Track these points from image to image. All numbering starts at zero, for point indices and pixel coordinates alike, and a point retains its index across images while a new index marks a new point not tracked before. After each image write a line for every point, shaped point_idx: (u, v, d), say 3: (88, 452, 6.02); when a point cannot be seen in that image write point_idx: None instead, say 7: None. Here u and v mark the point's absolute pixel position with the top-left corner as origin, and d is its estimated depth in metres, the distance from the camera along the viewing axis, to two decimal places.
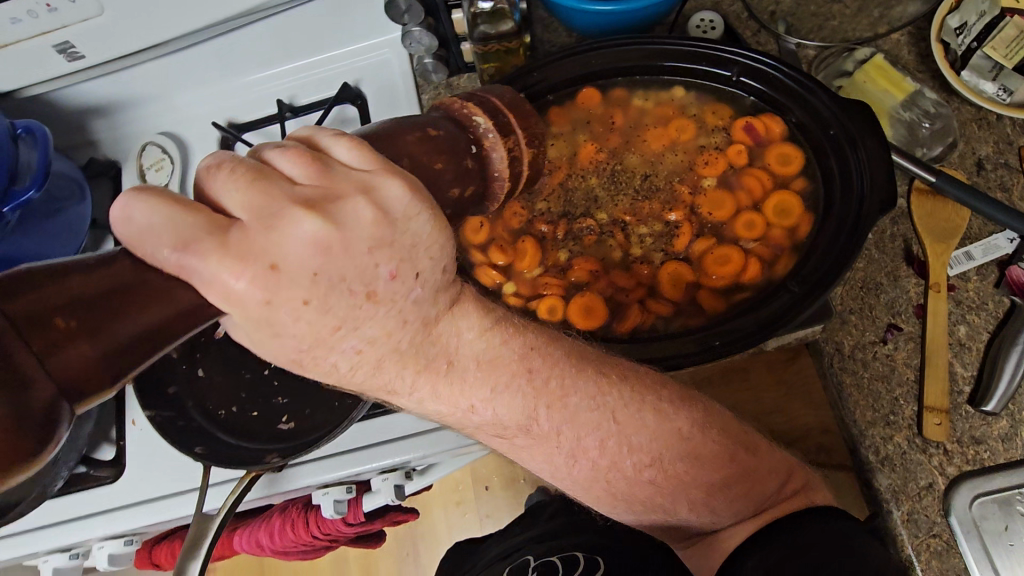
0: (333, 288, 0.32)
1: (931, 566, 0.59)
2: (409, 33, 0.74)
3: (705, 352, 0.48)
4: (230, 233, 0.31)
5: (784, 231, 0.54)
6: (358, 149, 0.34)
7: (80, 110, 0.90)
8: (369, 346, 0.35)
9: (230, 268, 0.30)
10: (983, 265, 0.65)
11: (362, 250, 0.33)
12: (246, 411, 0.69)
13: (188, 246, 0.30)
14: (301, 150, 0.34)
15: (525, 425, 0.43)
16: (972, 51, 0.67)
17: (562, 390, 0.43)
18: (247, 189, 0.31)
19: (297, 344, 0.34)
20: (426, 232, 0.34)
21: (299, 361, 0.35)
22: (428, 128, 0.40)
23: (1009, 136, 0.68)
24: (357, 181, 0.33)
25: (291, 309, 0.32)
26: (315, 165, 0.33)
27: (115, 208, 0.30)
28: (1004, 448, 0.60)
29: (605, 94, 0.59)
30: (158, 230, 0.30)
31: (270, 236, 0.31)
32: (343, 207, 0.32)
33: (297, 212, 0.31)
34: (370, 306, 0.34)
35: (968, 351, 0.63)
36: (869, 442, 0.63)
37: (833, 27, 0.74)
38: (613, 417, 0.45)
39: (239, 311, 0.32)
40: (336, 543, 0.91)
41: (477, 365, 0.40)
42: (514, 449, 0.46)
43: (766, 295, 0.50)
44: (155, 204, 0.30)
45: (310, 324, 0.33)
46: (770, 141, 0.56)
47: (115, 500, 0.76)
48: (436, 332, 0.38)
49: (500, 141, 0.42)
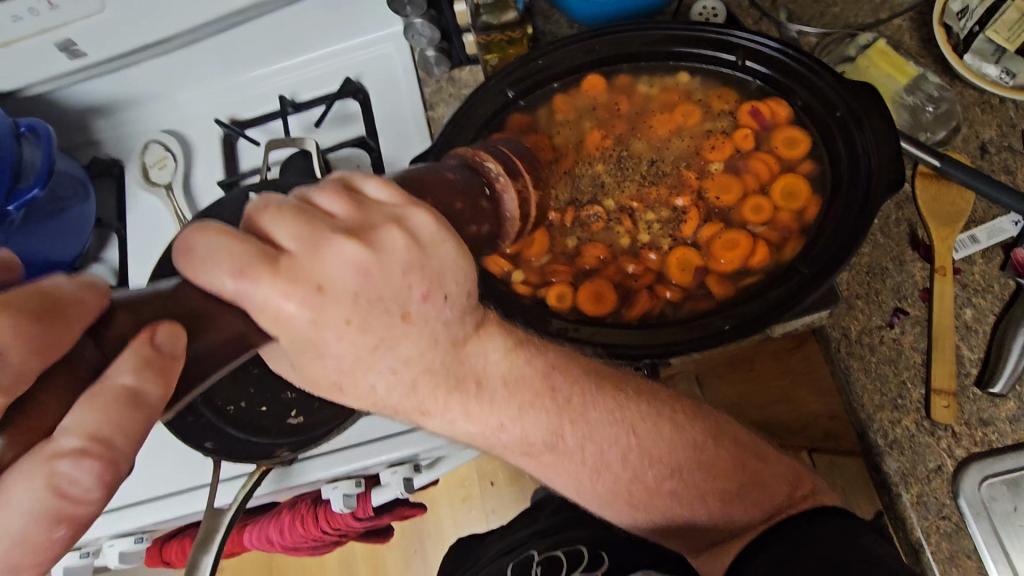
0: (372, 307, 0.34)
1: (940, 548, 0.59)
2: (411, 24, 0.74)
3: (714, 335, 0.48)
4: (280, 259, 0.32)
5: (792, 215, 0.54)
6: (390, 186, 0.36)
7: (82, 108, 0.90)
8: (404, 366, 0.37)
9: (281, 291, 0.31)
10: (988, 249, 0.65)
11: (396, 274, 0.34)
12: (255, 407, 0.68)
13: (244, 271, 0.31)
14: (338, 188, 0.35)
15: (534, 410, 0.43)
16: (974, 34, 0.68)
17: (583, 407, 0.44)
18: (292, 221, 0.33)
19: (338, 364, 0.35)
20: (453, 257, 0.36)
21: (340, 381, 0.37)
22: (448, 174, 0.42)
23: (1013, 118, 0.68)
24: (390, 214, 0.35)
25: (335, 329, 0.33)
26: (354, 201, 0.35)
27: (177, 242, 0.31)
28: (1012, 429, 0.60)
29: (610, 81, 0.59)
30: (214, 257, 0.31)
31: (316, 260, 0.32)
32: (378, 236, 0.34)
33: (339, 240, 0.33)
34: (405, 325, 0.35)
35: (974, 334, 0.63)
36: (878, 427, 0.62)
37: (834, 13, 0.74)
38: (632, 429, 0.46)
39: (288, 334, 0.33)
40: (346, 538, 0.91)
41: (504, 385, 0.42)
42: (539, 468, 0.46)
43: (775, 277, 0.50)
44: (213, 232, 0.31)
45: (351, 343, 0.34)
46: (776, 125, 0.56)
47: (126, 497, 0.76)
48: (465, 354, 0.40)
49: (509, 184, 0.45)
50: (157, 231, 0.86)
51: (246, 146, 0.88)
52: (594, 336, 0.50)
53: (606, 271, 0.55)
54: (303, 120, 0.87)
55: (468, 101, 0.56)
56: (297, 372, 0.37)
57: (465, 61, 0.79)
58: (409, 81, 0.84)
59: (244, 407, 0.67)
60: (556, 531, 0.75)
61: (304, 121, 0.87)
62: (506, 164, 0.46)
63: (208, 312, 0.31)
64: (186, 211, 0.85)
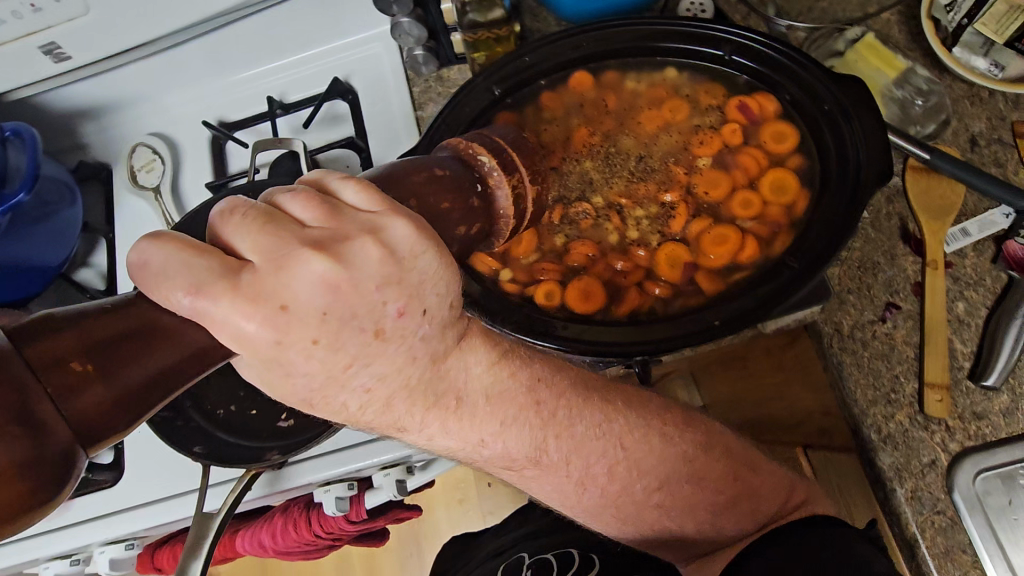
0: (342, 325, 0.32)
1: (936, 543, 0.59)
2: (398, 24, 0.74)
3: (705, 332, 0.48)
4: (242, 276, 0.30)
5: (781, 209, 0.53)
6: (366, 192, 0.34)
7: (69, 112, 0.89)
8: (378, 384, 0.35)
9: (241, 310, 0.30)
10: (980, 241, 0.65)
11: (369, 289, 0.32)
12: (245, 410, 0.69)
13: (201, 290, 0.29)
14: (311, 194, 0.33)
15: (518, 425, 0.42)
16: (963, 27, 0.68)
17: (569, 420, 0.45)
18: (258, 232, 0.31)
19: (308, 382, 0.33)
20: (433, 269, 0.34)
21: (311, 400, 0.35)
22: (435, 170, 0.41)
23: (1002, 111, 0.68)
24: (364, 224, 0.33)
25: (301, 349, 0.32)
26: (326, 207, 0.33)
27: (132, 256, 0.30)
28: (1006, 422, 0.60)
29: (597, 77, 0.59)
30: (171, 276, 0.29)
31: (281, 278, 0.30)
32: (350, 248, 0.32)
33: (306, 254, 0.31)
34: (379, 343, 0.33)
35: (967, 327, 0.63)
36: (871, 421, 0.62)
37: (823, 8, 0.74)
38: (620, 443, 0.47)
39: (251, 354, 0.31)
40: (340, 542, 0.91)
41: (487, 401, 0.40)
42: (523, 480, 0.47)
43: (766, 272, 0.50)
44: (171, 250, 0.30)
45: (320, 362, 0.32)
46: (765, 120, 0.55)
47: (115, 504, 0.75)
48: (445, 368, 0.37)
49: (504, 179, 0.44)
50: (145, 235, 0.86)
51: (235, 148, 0.87)
52: (584, 333, 0.49)
53: (595, 269, 0.55)
54: (292, 122, 0.86)
55: (454, 99, 0.55)
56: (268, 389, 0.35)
57: (453, 60, 0.79)
58: (397, 83, 0.83)
59: (233, 411, 0.69)
60: (549, 532, 0.75)
61: (293, 123, 0.86)
62: (500, 156, 0.45)
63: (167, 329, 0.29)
64: (174, 214, 0.85)
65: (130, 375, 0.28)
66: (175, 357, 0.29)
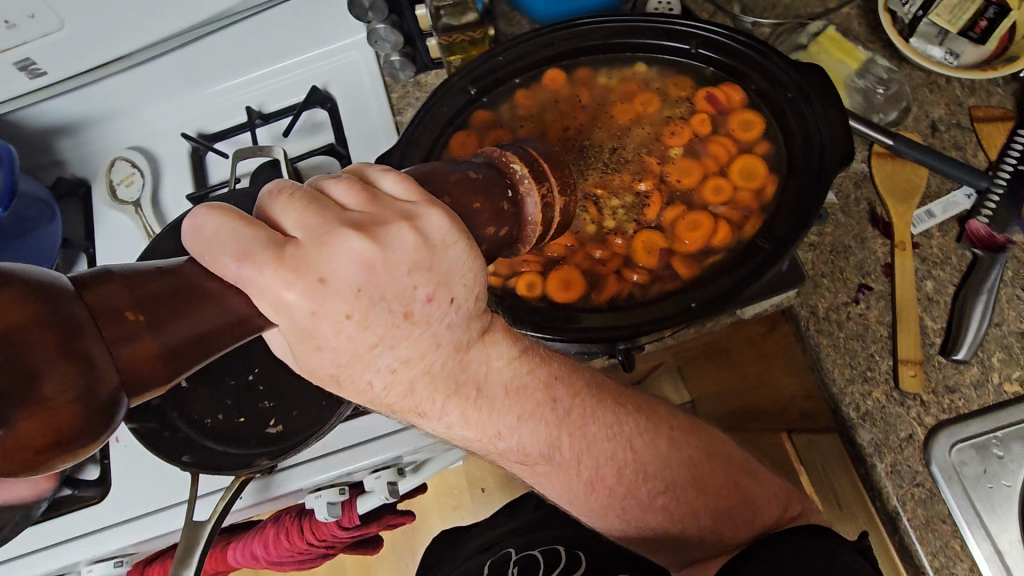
0: (374, 304, 0.33)
1: (916, 514, 0.60)
2: (374, 30, 0.75)
3: (684, 313, 0.49)
4: (286, 249, 0.32)
5: (751, 194, 0.55)
6: (405, 182, 0.35)
7: (45, 130, 0.89)
8: (402, 366, 0.36)
9: (283, 280, 0.31)
10: (944, 222, 0.67)
11: (402, 271, 0.34)
12: (232, 418, 0.69)
13: (247, 257, 0.30)
14: (354, 181, 0.35)
15: (535, 420, 0.44)
16: (918, 19, 0.71)
17: (581, 419, 0.46)
18: (304, 211, 0.33)
19: (335, 359, 0.35)
20: (461, 260, 0.36)
21: (336, 377, 0.36)
22: (468, 171, 0.41)
23: (959, 97, 0.71)
24: (400, 210, 0.34)
25: (333, 323, 0.33)
26: (367, 191, 0.35)
27: (186, 223, 0.32)
28: (977, 395, 0.62)
29: (570, 74, 0.60)
30: (222, 242, 0.31)
31: (322, 253, 0.32)
32: (387, 231, 0.33)
33: (346, 232, 0.32)
34: (406, 325, 0.35)
35: (936, 304, 0.65)
36: (849, 400, 0.64)
37: (786, 5, 0.77)
38: (628, 444, 0.49)
39: (287, 323, 0.32)
40: (333, 550, 0.90)
41: (505, 394, 0.42)
42: (533, 477, 0.48)
43: (740, 255, 0.52)
44: (223, 218, 0.31)
45: (350, 338, 0.34)
46: (732, 109, 0.57)
47: (102, 521, 0.74)
48: (468, 360, 0.40)
49: (534, 187, 0.43)
50: (126, 248, 0.85)
51: (215, 159, 0.88)
52: (567, 320, 0.51)
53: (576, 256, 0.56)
54: (271, 131, 0.87)
55: (430, 100, 0.56)
56: (297, 364, 0.36)
57: (431, 65, 0.81)
58: (376, 89, 0.84)
59: (223, 419, 0.69)
60: (541, 526, 0.76)
61: (273, 131, 0.87)
62: (532, 165, 0.44)
63: (206, 291, 0.29)
64: (156, 226, 0.84)
65: (176, 329, 0.27)
66: (221, 319, 0.30)
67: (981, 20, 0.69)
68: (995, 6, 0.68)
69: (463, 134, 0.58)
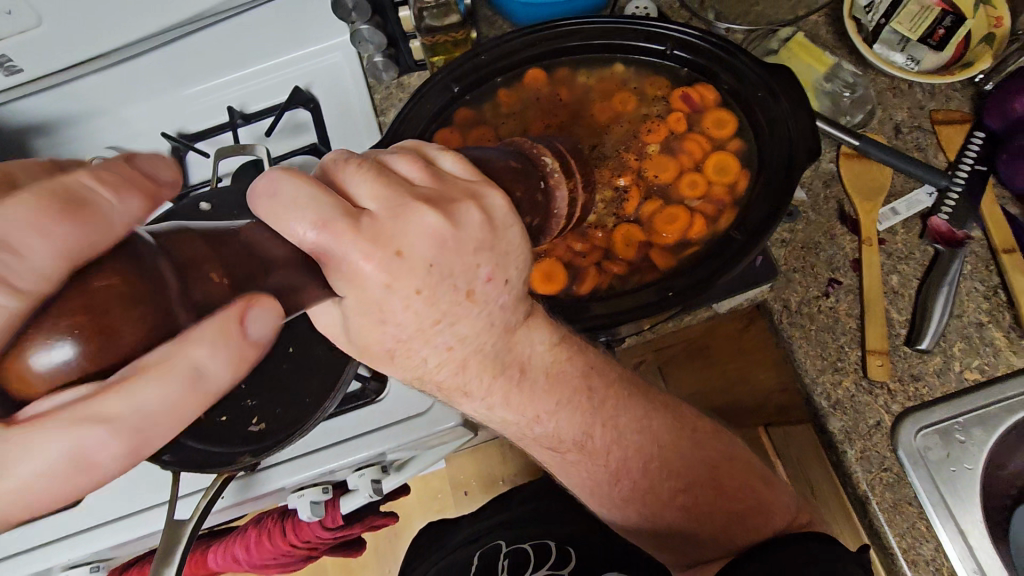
0: (442, 279, 0.37)
1: (885, 499, 0.62)
2: (358, 31, 0.76)
3: (662, 301, 0.51)
4: (363, 220, 0.34)
5: (725, 188, 0.58)
6: (464, 164, 0.39)
7: (21, 128, 0.88)
8: (459, 343, 0.40)
9: (364, 250, 0.34)
10: (908, 220, 0.70)
11: (468, 249, 0.37)
12: (212, 417, 0.65)
13: (328, 225, 0.32)
14: (415, 157, 0.38)
15: (569, 410, 0.47)
16: (881, 27, 0.75)
17: (613, 410, 0.49)
18: (376, 182, 0.35)
19: (399, 329, 0.38)
20: (516, 242, 0.39)
21: (397, 348, 0.39)
22: (511, 159, 0.43)
23: (921, 101, 0.74)
24: (465, 190, 0.38)
25: (405, 296, 0.36)
26: (429, 170, 0.38)
27: (261, 180, 0.32)
28: (940, 382, 0.65)
29: (551, 74, 0.62)
30: (302, 205, 0.32)
31: (400, 225, 0.35)
32: (458, 209, 0.37)
33: (419, 207, 0.35)
34: (468, 303, 0.39)
35: (901, 297, 0.68)
36: (821, 389, 0.66)
37: (758, 12, 0.80)
38: (656, 441, 0.50)
39: (354, 292, 0.36)
40: (316, 552, 0.90)
41: (546, 378, 0.46)
42: (561, 463, 0.51)
43: (714, 246, 0.54)
44: (301, 182, 0.33)
45: (417, 311, 0.37)
46: (706, 109, 0.59)
47: (76, 525, 0.72)
48: (516, 340, 0.43)
49: (564, 181, 0.44)
50: None
51: (196, 159, 0.87)
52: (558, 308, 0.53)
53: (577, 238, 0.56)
54: (253, 131, 0.87)
55: (413, 98, 0.57)
56: (355, 330, 0.39)
57: (413, 67, 0.82)
58: (359, 90, 0.85)
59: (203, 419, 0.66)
60: (526, 522, 0.76)
61: (255, 132, 0.87)
62: (564, 162, 0.45)
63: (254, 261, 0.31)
64: None
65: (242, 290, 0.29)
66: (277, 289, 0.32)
67: (938, 28, 0.73)
68: (951, 15, 0.73)
69: (446, 132, 0.60)
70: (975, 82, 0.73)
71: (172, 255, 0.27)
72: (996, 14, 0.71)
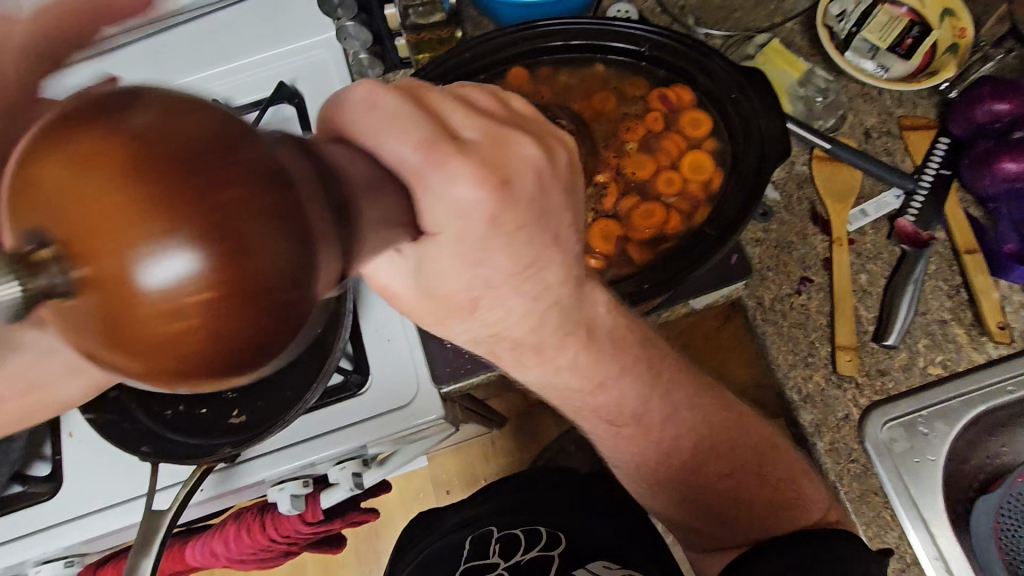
0: (537, 213, 0.40)
1: (852, 489, 0.65)
2: (345, 28, 0.77)
3: (637, 294, 0.54)
4: (463, 143, 0.37)
5: (700, 185, 0.60)
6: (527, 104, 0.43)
7: None
8: (542, 293, 0.45)
9: (469, 174, 0.35)
10: (877, 221, 0.73)
11: (552, 188, 0.41)
12: (195, 409, 0.68)
13: (432, 146, 0.34)
14: (485, 90, 0.41)
15: (629, 376, 0.53)
16: (853, 35, 0.78)
17: (667, 383, 0.55)
18: (466, 113, 0.38)
19: (494, 271, 0.41)
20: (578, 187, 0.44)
21: (482, 298, 0.43)
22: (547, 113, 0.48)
23: (890, 107, 0.77)
24: (535, 129, 0.42)
25: (506, 231, 0.39)
26: (499, 102, 0.41)
27: (359, 93, 0.34)
28: (905, 376, 0.67)
29: (533, 73, 0.64)
30: (408, 126, 0.34)
31: (500, 153, 0.38)
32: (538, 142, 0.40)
33: (514, 140, 0.39)
34: (552, 247, 0.43)
35: (869, 295, 0.70)
36: (793, 383, 0.68)
37: (736, 18, 0.82)
38: (704, 418, 0.56)
39: (454, 221, 0.36)
40: (295, 548, 0.89)
41: (612, 346, 0.51)
42: (614, 437, 0.56)
43: (690, 240, 0.55)
44: (400, 100, 0.35)
45: (512, 247, 0.40)
46: (683, 108, 0.61)
47: (49, 518, 0.71)
48: (584, 294, 0.48)
49: None
50: None
51: None
52: None
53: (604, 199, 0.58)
54: None
55: None
56: (449, 277, 0.41)
57: (399, 65, 0.82)
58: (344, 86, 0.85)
59: (183, 410, 0.68)
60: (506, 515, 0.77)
61: None
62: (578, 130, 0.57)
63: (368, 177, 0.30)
64: None
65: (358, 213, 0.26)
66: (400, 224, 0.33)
67: (907, 37, 0.77)
68: (918, 26, 0.76)
69: None
70: (939, 89, 0.75)
71: (285, 160, 0.23)
72: (961, 26, 0.74)
